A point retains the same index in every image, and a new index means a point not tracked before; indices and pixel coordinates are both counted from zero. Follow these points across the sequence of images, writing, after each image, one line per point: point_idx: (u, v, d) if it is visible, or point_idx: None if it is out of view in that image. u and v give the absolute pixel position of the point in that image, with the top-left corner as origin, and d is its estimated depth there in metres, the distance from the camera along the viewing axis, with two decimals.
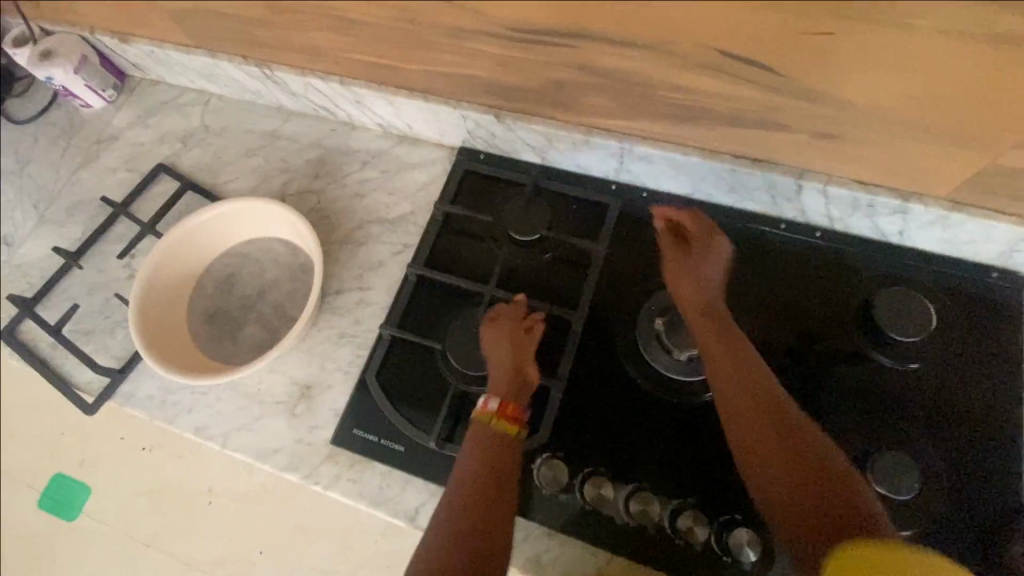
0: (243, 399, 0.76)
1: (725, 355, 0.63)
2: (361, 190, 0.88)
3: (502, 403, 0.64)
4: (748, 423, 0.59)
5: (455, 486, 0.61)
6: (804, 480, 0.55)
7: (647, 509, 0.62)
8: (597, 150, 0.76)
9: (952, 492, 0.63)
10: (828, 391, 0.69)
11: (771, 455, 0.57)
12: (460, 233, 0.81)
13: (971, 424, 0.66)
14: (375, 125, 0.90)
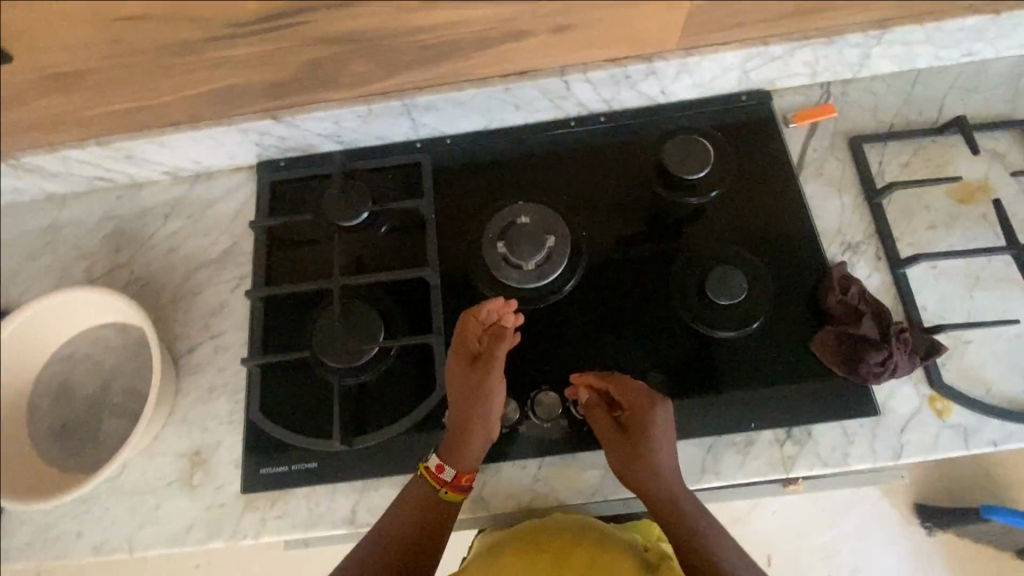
0: (133, 495, 0.70)
1: (616, 450, 0.65)
2: (175, 243, 0.83)
3: (457, 473, 0.65)
4: (650, 498, 0.65)
5: (397, 515, 0.65)
6: (677, 522, 0.65)
7: (547, 404, 0.69)
8: (384, 116, 0.78)
9: (777, 280, 0.74)
10: (658, 243, 0.77)
11: (665, 517, 0.66)
12: (291, 244, 0.80)
13: (771, 221, 0.77)
14: (160, 175, 0.85)
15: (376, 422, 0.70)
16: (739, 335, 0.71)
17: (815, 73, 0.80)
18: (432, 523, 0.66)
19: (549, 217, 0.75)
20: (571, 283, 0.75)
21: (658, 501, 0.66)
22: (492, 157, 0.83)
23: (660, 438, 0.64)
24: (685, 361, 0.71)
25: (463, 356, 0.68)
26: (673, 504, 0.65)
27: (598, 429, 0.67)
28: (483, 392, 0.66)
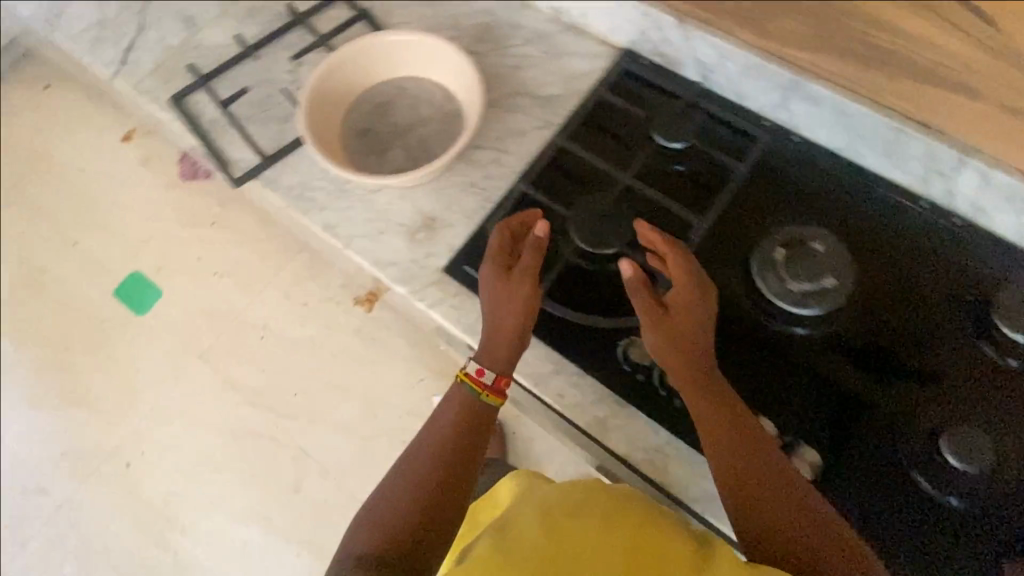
0: (373, 213, 0.82)
1: (680, 370, 0.62)
2: (521, 63, 0.91)
3: (497, 377, 0.67)
4: (712, 426, 0.60)
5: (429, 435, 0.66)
6: (771, 473, 0.58)
7: None
8: (765, 79, 0.77)
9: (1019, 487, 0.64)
10: (922, 361, 0.70)
11: (755, 487, 0.58)
12: (604, 124, 0.83)
13: None
14: (548, 8, 0.93)
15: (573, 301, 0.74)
16: (931, 495, 0.64)
17: None
18: (476, 428, 0.66)
19: (844, 261, 0.70)
20: (800, 329, 0.71)
21: (750, 455, 0.59)
22: (822, 181, 0.78)
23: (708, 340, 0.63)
24: (861, 473, 0.66)
25: (502, 276, 0.69)
26: (754, 453, 0.59)
27: (651, 320, 0.63)
28: (524, 294, 0.67)
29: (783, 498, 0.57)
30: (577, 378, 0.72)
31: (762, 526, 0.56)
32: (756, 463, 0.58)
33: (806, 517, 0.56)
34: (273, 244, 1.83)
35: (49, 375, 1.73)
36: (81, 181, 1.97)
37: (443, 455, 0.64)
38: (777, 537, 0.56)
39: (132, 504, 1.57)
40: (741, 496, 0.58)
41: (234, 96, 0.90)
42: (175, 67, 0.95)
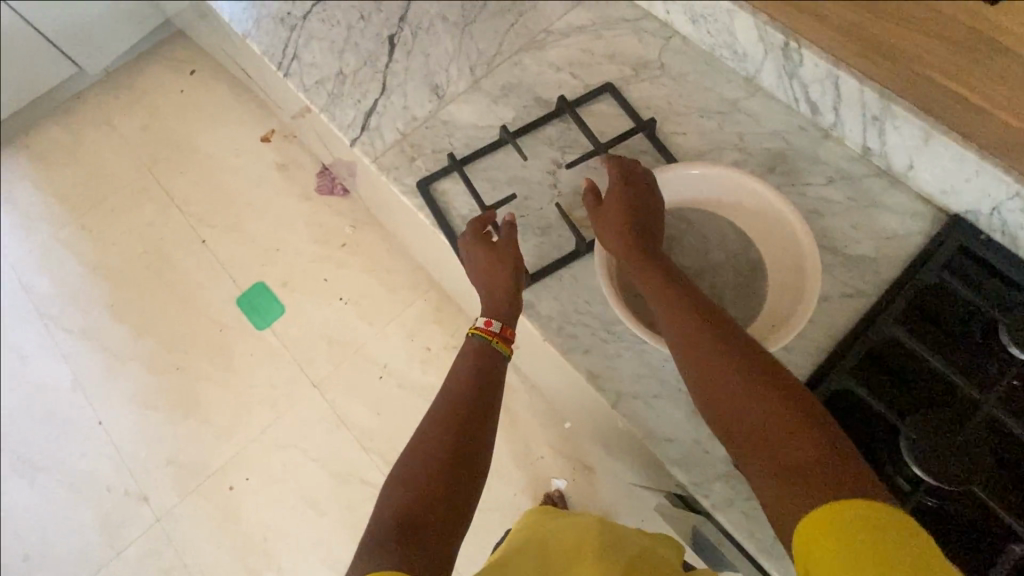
0: (645, 368, 0.71)
1: (675, 322, 0.61)
2: (820, 208, 0.79)
3: (503, 326, 0.71)
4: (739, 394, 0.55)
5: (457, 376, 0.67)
6: (766, 404, 0.54)
7: None
8: None
9: None
10: None
11: (741, 427, 0.54)
12: (938, 313, 0.71)
13: None
14: (858, 145, 0.80)
15: None
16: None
17: None
18: (487, 376, 0.67)
19: None
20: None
21: (775, 400, 0.53)
22: None
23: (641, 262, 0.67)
24: None
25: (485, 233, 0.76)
26: (757, 399, 0.54)
27: (601, 218, 0.71)
28: (506, 270, 0.73)
29: (796, 433, 0.51)
30: None
31: (791, 484, 0.49)
32: (724, 390, 0.56)
33: (829, 464, 0.49)
34: (401, 275, 1.55)
35: (160, 376, 1.50)
36: (189, 157, 1.68)
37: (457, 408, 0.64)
38: (803, 494, 0.48)
39: (231, 529, 1.38)
40: (743, 454, 0.54)
41: (500, 201, 0.80)
42: (421, 144, 0.87)
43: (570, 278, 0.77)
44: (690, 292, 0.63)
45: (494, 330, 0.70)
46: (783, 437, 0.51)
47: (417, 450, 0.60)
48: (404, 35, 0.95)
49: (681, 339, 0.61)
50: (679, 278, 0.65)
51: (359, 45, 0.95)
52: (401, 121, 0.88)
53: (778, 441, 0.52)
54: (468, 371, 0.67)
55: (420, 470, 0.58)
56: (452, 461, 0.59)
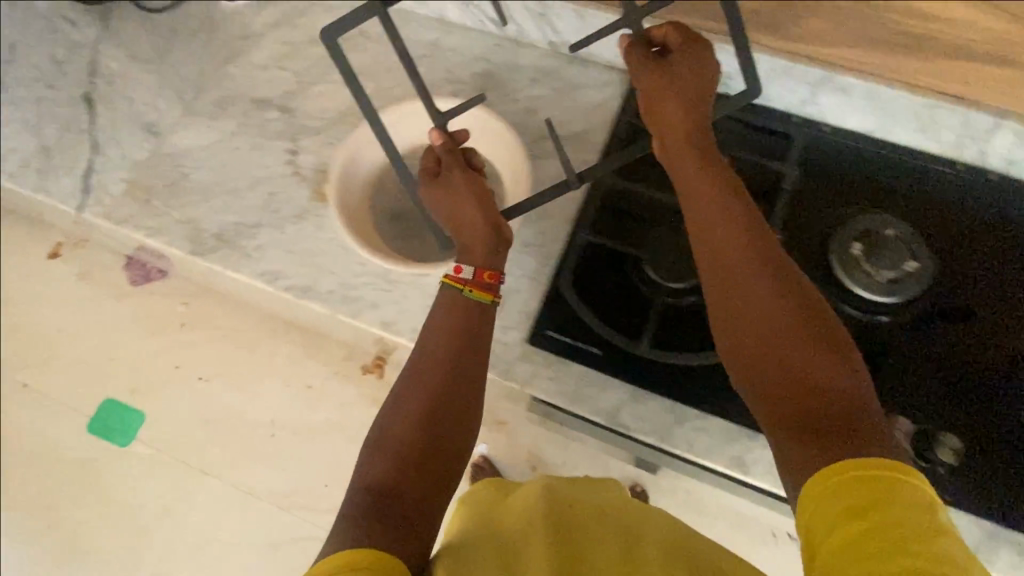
0: (431, 298, 0.76)
1: (732, 267, 0.58)
2: (534, 105, 0.87)
3: (478, 271, 0.67)
4: (727, 247, 0.60)
5: (423, 343, 0.64)
6: (813, 355, 0.53)
7: None
8: (793, 79, 0.78)
9: None
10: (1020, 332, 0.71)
11: (773, 374, 0.54)
12: (644, 150, 0.82)
13: None
14: (544, 43, 0.89)
15: (674, 342, 0.70)
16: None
17: None
18: (467, 338, 0.64)
19: (918, 241, 0.72)
20: (884, 317, 0.72)
21: (779, 262, 0.58)
22: (862, 166, 0.79)
23: (659, 100, 0.67)
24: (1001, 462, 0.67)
25: (430, 177, 0.71)
26: (810, 353, 0.53)
27: (652, 64, 0.68)
28: (472, 207, 0.69)
29: (829, 384, 0.52)
30: (701, 421, 0.69)
31: (809, 439, 0.50)
32: (785, 344, 0.54)
33: (857, 418, 0.50)
34: (254, 330, 1.36)
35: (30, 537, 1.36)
36: None
37: (430, 385, 0.61)
38: (824, 444, 0.49)
39: None
40: (754, 387, 0.55)
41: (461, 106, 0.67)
42: (153, 185, 0.85)
43: (337, 248, 0.78)
44: (763, 243, 0.59)
45: (463, 279, 0.67)
46: (774, 308, 0.55)
47: (383, 428, 0.59)
48: (101, 89, 0.92)
49: (756, 299, 0.56)
50: (751, 225, 0.60)
51: (56, 114, 0.91)
52: (127, 169, 0.86)
53: (782, 325, 0.55)
54: (446, 333, 0.64)
55: (375, 447, 0.58)
56: (421, 439, 0.58)
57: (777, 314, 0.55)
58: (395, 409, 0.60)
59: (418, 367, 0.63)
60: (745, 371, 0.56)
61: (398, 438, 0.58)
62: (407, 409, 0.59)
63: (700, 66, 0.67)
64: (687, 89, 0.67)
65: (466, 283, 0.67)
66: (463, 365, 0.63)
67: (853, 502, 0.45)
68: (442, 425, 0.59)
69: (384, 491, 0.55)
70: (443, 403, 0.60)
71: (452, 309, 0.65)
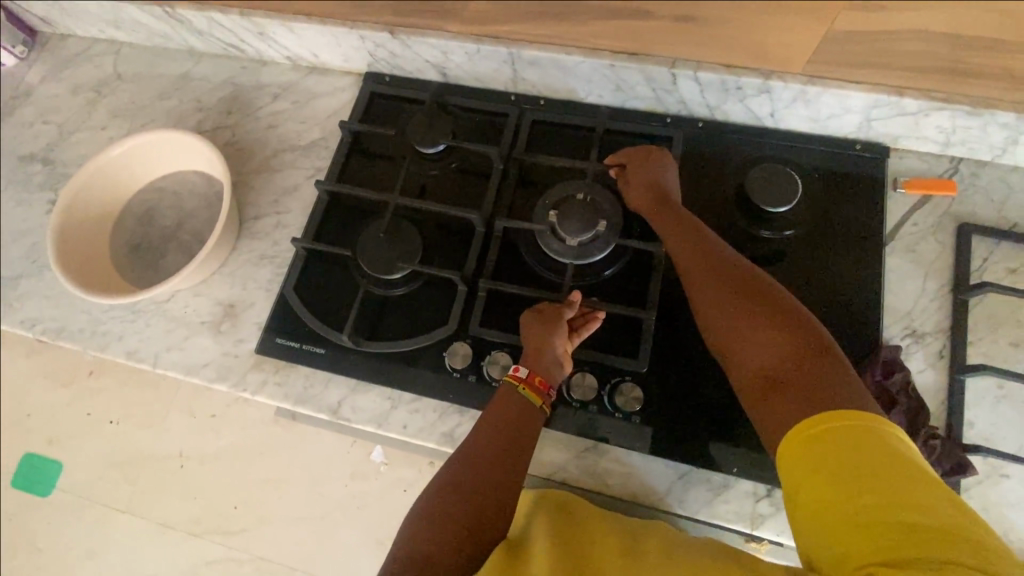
0: (170, 322, 0.80)
1: (703, 265, 0.61)
2: (275, 120, 0.90)
3: (531, 373, 0.63)
4: (721, 276, 0.60)
5: (492, 408, 0.63)
6: (775, 328, 0.55)
7: (461, 357, 0.70)
8: (491, 60, 0.80)
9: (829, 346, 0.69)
10: None
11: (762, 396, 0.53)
12: (372, 153, 0.84)
13: (843, 293, 0.71)
14: (283, 59, 0.92)
15: (389, 333, 0.74)
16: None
17: (948, 143, 0.73)
18: (522, 416, 0.61)
19: (611, 204, 0.74)
20: (609, 271, 0.73)
21: (761, 292, 0.57)
22: (576, 133, 0.81)
23: (646, 195, 0.69)
24: (700, 405, 0.67)
25: (534, 311, 0.67)
26: (763, 329, 0.55)
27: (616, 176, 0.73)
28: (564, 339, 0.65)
29: (803, 335, 0.54)
30: (415, 403, 0.72)
31: (788, 393, 0.51)
32: (734, 324, 0.57)
33: (809, 366, 0.52)
34: None
35: None
36: None
37: (490, 461, 0.59)
38: (787, 401, 0.51)
39: None
40: (762, 418, 0.52)
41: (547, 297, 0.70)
42: None
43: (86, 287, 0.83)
44: (703, 241, 0.63)
45: (523, 374, 0.63)
46: (775, 329, 0.54)
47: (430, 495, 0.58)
48: None
49: (712, 292, 0.59)
50: (722, 255, 0.62)
51: None
52: None
53: (777, 344, 0.54)
54: (504, 408, 0.62)
55: (431, 529, 0.56)
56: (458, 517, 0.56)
57: (776, 336, 0.54)
58: (456, 479, 0.58)
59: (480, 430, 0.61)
60: (734, 359, 0.56)
61: (447, 509, 0.56)
62: (463, 479, 0.58)
63: (654, 165, 0.71)
64: (656, 179, 0.70)
65: (522, 380, 0.63)
66: (504, 441, 0.60)
67: (825, 477, 0.45)
68: (489, 499, 0.57)
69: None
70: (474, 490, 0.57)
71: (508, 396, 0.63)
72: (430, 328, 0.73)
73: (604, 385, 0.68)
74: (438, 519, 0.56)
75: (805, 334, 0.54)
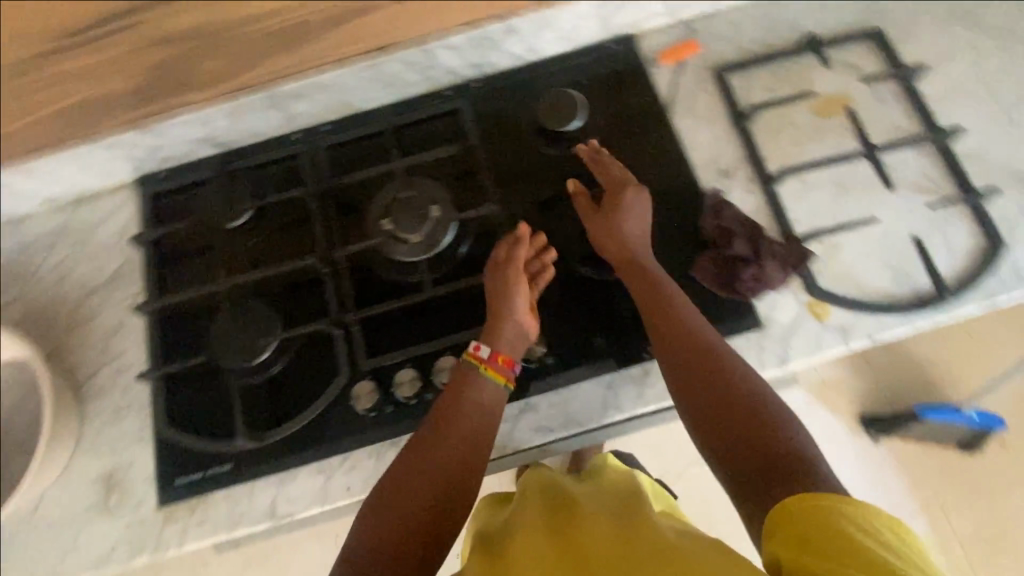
0: (49, 529, 0.69)
1: (681, 331, 0.63)
2: (63, 270, 0.81)
3: (494, 351, 0.64)
4: (692, 345, 0.62)
5: (451, 395, 0.63)
6: (733, 389, 0.59)
7: (368, 395, 0.68)
8: (254, 111, 0.77)
9: (669, 215, 0.75)
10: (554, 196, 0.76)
11: (726, 452, 0.57)
12: (185, 251, 0.78)
13: (657, 167, 0.78)
14: (39, 206, 0.82)
15: (287, 410, 0.71)
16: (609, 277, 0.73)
17: (674, 10, 0.82)
18: (478, 406, 0.63)
19: (434, 187, 0.75)
20: (464, 246, 0.74)
21: (726, 362, 0.60)
22: (371, 141, 0.81)
23: (627, 228, 0.68)
24: (593, 319, 0.71)
25: (498, 266, 0.68)
26: (732, 395, 0.59)
27: (586, 208, 0.72)
28: (521, 298, 0.66)
29: (755, 406, 0.57)
30: (347, 462, 0.69)
31: (739, 451, 0.56)
32: (705, 385, 0.60)
33: (773, 437, 0.55)
34: None
35: None
36: None
37: (456, 450, 0.60)
38: (749, 466, 0.55)
39: None
40: (722, 466, 0.57)
41: (421, 296, 0.70)
42: None
43: None
44: (671, 304, 0.64)
45: (483, 355, 0.64)
46: (743, 398, 0.58)
47: (395, 485, 0.59)
48: None
49: (670, 348, 0.62)
50: (692, 323, 0.63)
51: None
52: None
53: (746, 411, 0.57)
54: (465, 395, 0.63)
55: (388, 520, 0.57)
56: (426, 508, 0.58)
57: (745, 406, 0.58)
58: (419, 469, 0.59)
59: (440, 418, 0.62)
60: (696, 407, 0.60)
61: (414, 505, 0.58)
62: (430, 471, 0.59)
63: (624, 210, 0.69)
64: (626, 229, 0.68)
65: (482, 360, 0.64)
66: (466, 433, 0.61)
67: (813, 551, 0.46)
68: (446, 485, 0.59)
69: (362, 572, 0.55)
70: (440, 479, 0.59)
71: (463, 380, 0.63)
72: (324, 384, 0.71)
73: None
74: (404, 511, 0.57)
75: (766, 404, 0.58)
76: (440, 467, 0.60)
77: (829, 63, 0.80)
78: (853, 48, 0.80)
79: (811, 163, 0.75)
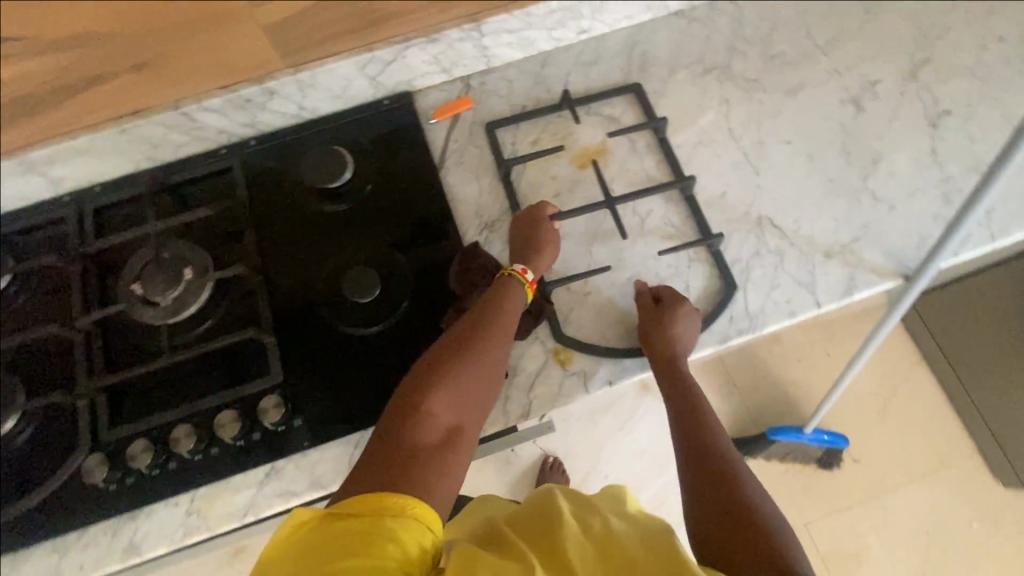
0: None
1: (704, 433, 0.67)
2: None
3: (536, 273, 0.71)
4: (717, 456, 0.65)
5: (496, 346, 0.65)
6: (735, 482, 0.63)
7: (99, 468, 0.66)
8: (8, 178, 0.76)
9: (432, 266, 0.76)
10: (320, 254, 0.77)
11: (714, 520, 0.61)
12: None
13: (424, 220, 0.79)
14: None
15: (24, 487, 0.68)
16: (368, 331, 0.73)
17: (447, 68, 0.85)
18: (498, 365, 0.65)
19: (191, 248, 0.75)
20: (222, 304, 0.74)
21: (737, 470, 0.64)
22: (139, 203, 0.80)
23: (683, 330, 0.68)
24: (347, 376, 0.71)
25: (531, 207, 0.75)
26: (736, 487, 0.62)
27: (642, 305, 0.71)
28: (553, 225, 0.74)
29: (749, 504, 0.60)
30: (82, 538, 0.66)
31: (732, 531, 0.59)
32: (721, 468, 0.64)
33: (760, 534, 0.58)
34: None
35: None
36: None
37: (479, 403, 0.63)
38: (732, 542, 0.58)
39: None
40: (709, 527, 0.61)
41: (166, 361, 0.69)
42: None
43: None
44: (700, 418, 0.68)
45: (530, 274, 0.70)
46: (744, 496, 0.61)
47: (425, 413, 0.60)
48: None
49: (690, 436, 0.67)
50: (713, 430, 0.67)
51: None
52: None
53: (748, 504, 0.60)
54: (497, 353, 0.65)
55: (431, 402, 0.60)
56: (438, 447, 0.59)
57: (746, 501, 0.61)
58: (446, 409, 0.61)
59: (478, 365, 0.63)
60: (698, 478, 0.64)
61: (431, 441, 0.59)
62: (454, 413, 0.61)
63: (680, 319, 0.68)
64: (681, 318, 0.68)
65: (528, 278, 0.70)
66: (485, 387, 0.63)
67: None
68: (477, 407, 0.62)
69: (388, 456, 0.57)
70: (455, 424, 0.61)
71: (496, 331, 0.65)
72: (64, 459, 0.68)
73: (252, 410, 0.69)
74: (420, 440, 0.59)
75: (767, 514, 0.60)
76: (461, 415, 0.61)
77: (591, 117, 0.84)
78: (614, 102, 0.85)
79: (570, 213, 0.76)
